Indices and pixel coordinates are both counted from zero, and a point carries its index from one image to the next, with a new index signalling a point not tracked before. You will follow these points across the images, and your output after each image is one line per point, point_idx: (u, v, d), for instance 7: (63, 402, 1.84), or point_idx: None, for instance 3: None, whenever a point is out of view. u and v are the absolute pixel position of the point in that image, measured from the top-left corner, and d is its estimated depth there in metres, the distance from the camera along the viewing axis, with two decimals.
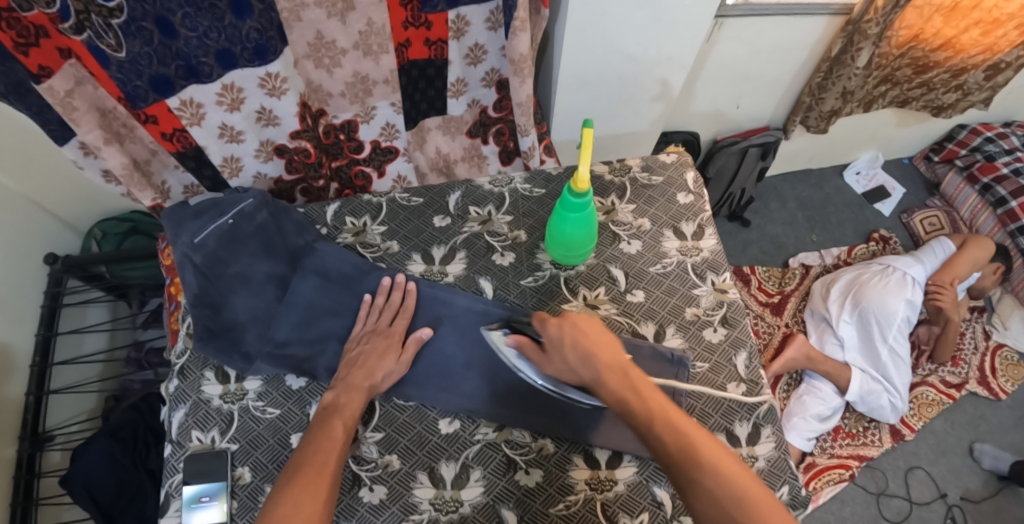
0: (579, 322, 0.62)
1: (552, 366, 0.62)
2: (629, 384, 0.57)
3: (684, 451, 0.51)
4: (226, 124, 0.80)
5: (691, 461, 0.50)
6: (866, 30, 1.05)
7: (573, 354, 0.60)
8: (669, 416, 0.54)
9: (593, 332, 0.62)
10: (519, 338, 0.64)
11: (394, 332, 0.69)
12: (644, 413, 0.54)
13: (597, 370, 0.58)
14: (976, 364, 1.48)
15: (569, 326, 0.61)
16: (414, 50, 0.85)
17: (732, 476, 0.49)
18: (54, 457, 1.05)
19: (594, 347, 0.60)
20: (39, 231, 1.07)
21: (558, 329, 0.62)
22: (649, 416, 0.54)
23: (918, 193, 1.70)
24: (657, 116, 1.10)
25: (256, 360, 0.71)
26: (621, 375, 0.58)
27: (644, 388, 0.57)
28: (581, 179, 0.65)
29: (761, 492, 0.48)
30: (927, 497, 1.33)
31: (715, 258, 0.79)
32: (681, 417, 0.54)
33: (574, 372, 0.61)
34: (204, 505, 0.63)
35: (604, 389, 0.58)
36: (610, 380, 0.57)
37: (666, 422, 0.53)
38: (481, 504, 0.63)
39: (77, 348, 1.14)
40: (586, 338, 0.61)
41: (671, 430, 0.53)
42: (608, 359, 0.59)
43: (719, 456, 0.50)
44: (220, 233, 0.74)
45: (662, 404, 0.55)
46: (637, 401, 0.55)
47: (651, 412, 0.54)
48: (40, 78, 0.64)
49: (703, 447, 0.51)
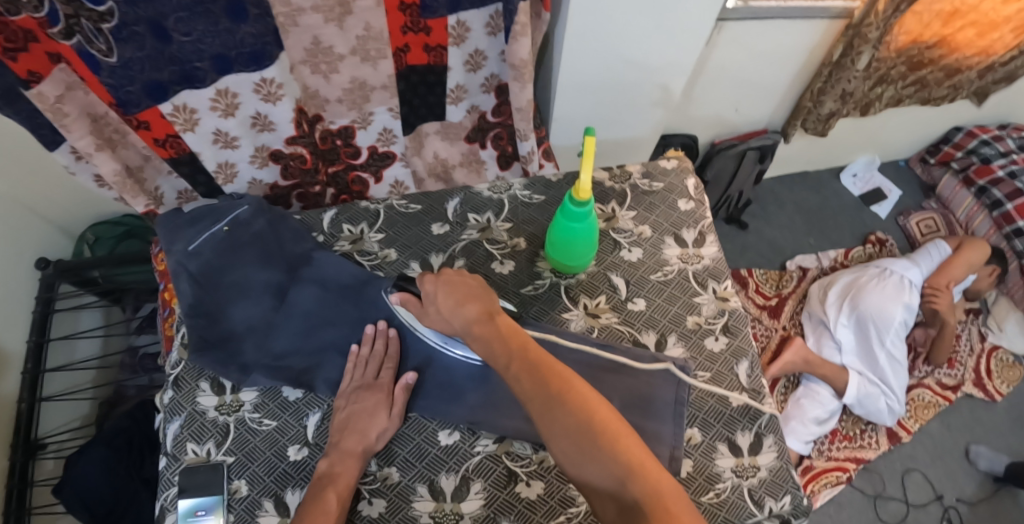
0: (448, 276, 0.62)
1: (431, 318, 0.63)
2: (495, 330, 0.57)
3: (536, 386, 0.51)
4: (221, 130, 0.79)
5: (544, 395, 0.50)
6: (867, 34, 1.05)
7: (445, 305, 0.59)
8: (527, 353, 0.54)
9: (465, 283, 0.61)
10: (402, 296, 0.66)
11: (378, 382, 0.67)
12: (508, 357, 0.54)
13: (468, 319, 0.58)
14: (972, 366, 1.48)
15: (442, 281, 0.61)
16: (413, 55, 0.84)
17: (585, 405, 0.49)
18: (48, 466, 1.03)
19: (463, 296, 0.59)
20: (30, 236, 1.05)
21: (433, 285, 0.61)
22: (509, 356, 0.54)
23: (914, 196, 1.71)
24: (656, 121, 1.09)
25: (252, 372, 0.70)
26: (488, 322, 0.57)
27: (508, 331, 0.57)
28: (583, 188, 0.64)
29: (611, 419, 0.49)
30: (923, 499, 1.33)
31: (716, 266, 0.79)
32: (540, 352, 0.55)
33: (447, 322, 0.60)
34: (200, 518, 0.62)
35: (472, 336, 0.58)
36: (477, 330, 0.57)
37: (525, 361, 0.54)
38: (481, 516, 0.62)
39: (70, 354, 1.12)
40: (460, 288, 0.60)
41: (529, 369, 0.53)
42: (478, 307, 0.58)
43: (574, 386, 0.51)
44: (215, 242, 0.74)
45: (526, 344, 0.56)
46: (501, 345, 0.55)
47: (512, 353, 0.54)
48: (30, 83, 0.62)
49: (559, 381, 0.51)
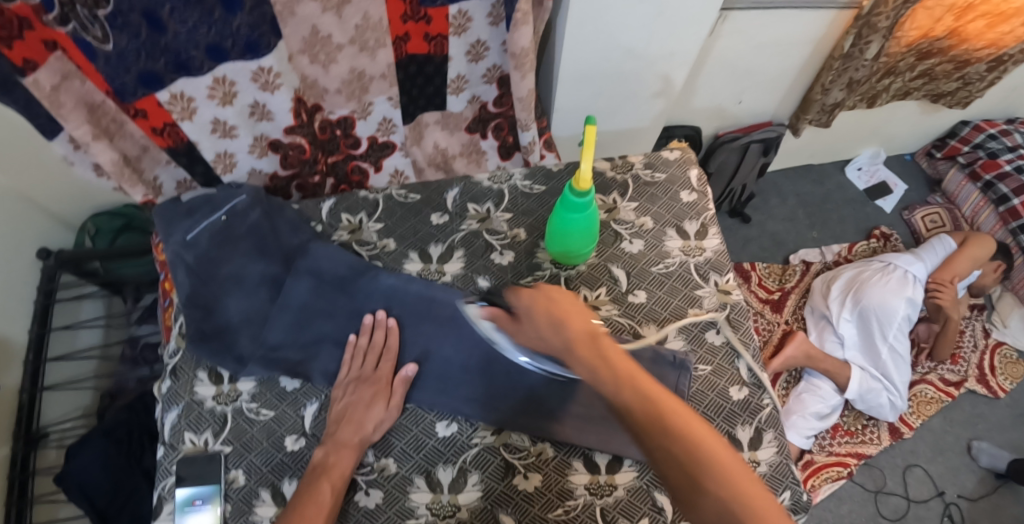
0: (546, 292, 0.56)
1: (526, 336, 0.57)
2: (598, 351, 0.50)
3: (653, 425, 0.45)
4: (219, 119, 0.78)
5: (662, 436, 0.44)
6: (877, 24, 1.03)
7: (544, 324, 0.54)
8: (637, 382, 0.47)
9: (566, 302, 0.55)
10: (493, 311, 0.61)
11: (379, 375, 0.67)
12: (613, 385, 0.48)
13: (569, 340, 0.52)
14: (976, 362, 1.47)
15: (540, 296, 0.55)
16: (413, 45, 0.83)
17: (711, 453, 0.43)
18: (50, 456, 1.03)
19: (564, 314, 0.54)
20: (30, 226, 1.05)
21: (530, 298, 0.56)
22: (616, 383, 0.48)
23: (920, 190, 1.69)
24: (658, 112, 1.08)
25: (249, 363, 0.69)
26: (592, 343, 0.51)
27: (614, 354, 0.50)
28: (584, 178, 0.64)
29: (740, 472, 0.43)
30: (924, 495, 1.33)
31: (718, 258, 0.78)
32: (651, 383, 0.48)
33: (545, 341, 0.55)
34: (198, 508, 0.62)
35: (573, 356, 0.51)
36: (579, 349, 0.51)
37: (637, 392, 0.47)
38: (478, 508, 0.61)
39: (71, 344, 1.12)
40: (560, 303, 0.55)
41: (642, 401, 0.46)
42: (580, 326, 0.53)
43: (697, 429, 0.45)
44: (213, 231, 0.73)
45: (635, 371, 0.48)
46: (606, 370, 0.49)
47: (619, 381, 0.48)
48: (25, 72, 0.61)
49: (679, 421, 0.45)
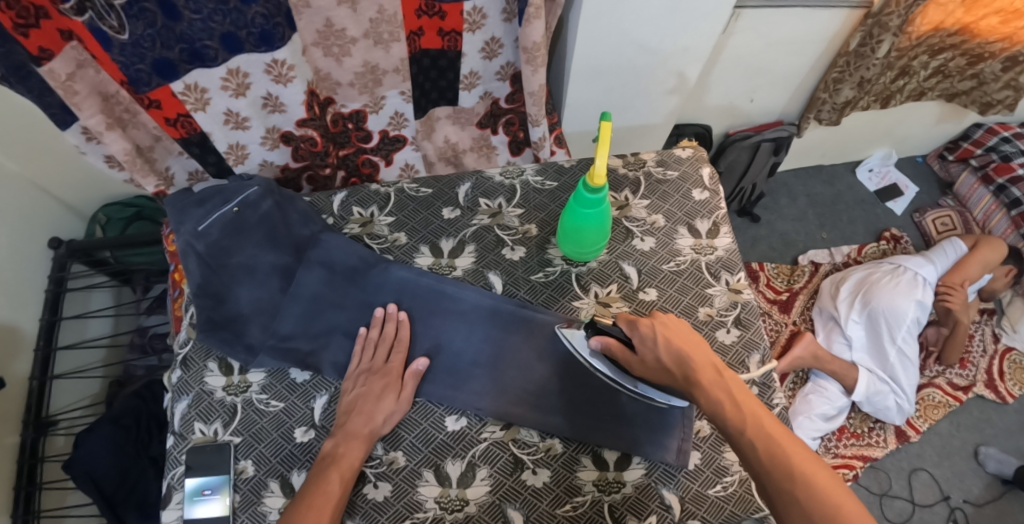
0: (665, 322, 0.60)
1: (644, 367, 0.58)
2: (723, 386, 0.55)
3: (777, 464, 0.49)
4: (232, 110, 0.78)
5: (787, 479, 0.48)
6: (887, 23, 1.03)
7: (668, 352, 0.57)
8: (760, 421, 0.52)
9: (687, 335, 0.59)
10: (608, 341, 0.60)
11: (390, 369, 0.66)
12: (738, 419, 0.52)
13: (691, 372, 0.56)
14: (984, 367, 1.46)
15: (663, 327, 0.58)
16: (426, 39, 0.83)
17: (833, 500, 0.47)
18: (58, 442, 1.04)
19: (688, 347, 0.57)
20: (42, 215, 1.05)
21: (651, 330, 0.58)
22: (741, 419, 0.52)
23: (931, 193, 1.68)
24: (671, 110, 1.08)
25: (260, 353, 0.70)
26: (716, 377, 0.55)
27: (738, 391, 0.54)
28: (598, 174, 0.63)
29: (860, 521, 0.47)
30: (929, 499, 1.32)
31: (729, 257, 0.77)
32: (774, 424, 0.53)
33: (665, 372, 0.57)
34: (206, 498, 0.62)
35: (699, 389, 0.55)
36: (704, 380, 0.55)
37: (761, 431, 0.52)
38: (486, 503, 0.61)
39: (81, 333, 1.12)
40: (682, 337, 0.59)
41: (767, 442, 0.51)
42: (703, 360, 0.57)
43: (816, 472, 0.49)
44: (224, 222, 0.72)
45: (758, 411, 0.53)
46: (731, 407, 0.53)
47: (743, 417, 0.52)
48: (41, 60, 0.62)
49: (801, 463, 0.49)
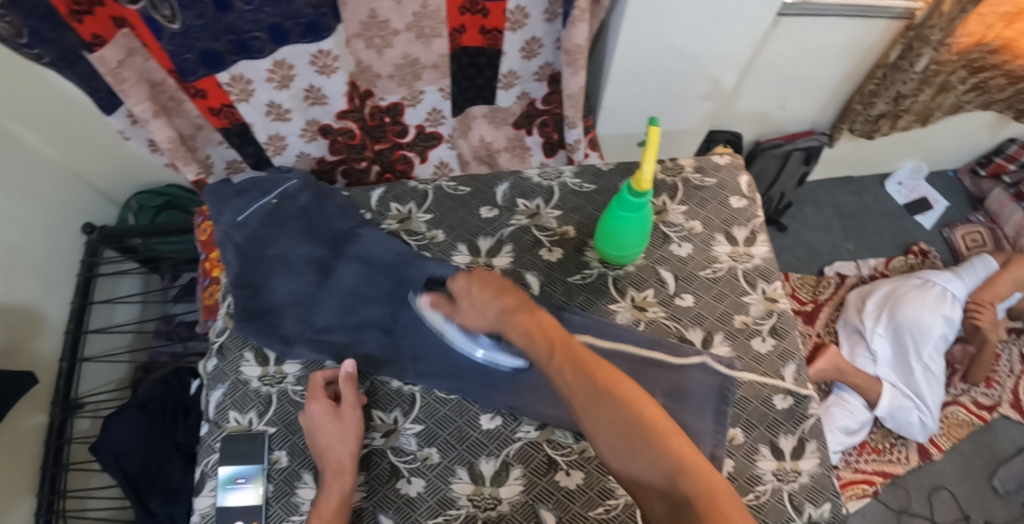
0: (482, 273, 0.62)
1: (461, 317, 0.62)
2: (533, 321, 0.57)
3: (578, 377, 0.51)
4: (275, 102, 0.79)
5: (590, 390, 0.50)
6: (928, 36, 1.02)
7: (479, 298, 0.60)
8: (569, 346, 0.54)
9: (498, 279, 0.62)
10: (431, 296, 0.65)
11: (314, 389, 0.66)
12: (546, 346, 0.54)
13: (504, 311, 0.58)
14: (1010, 387, 1.44)
15: (475, 276, 0.61)
16: (468, 36, 0.83)
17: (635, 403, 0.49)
18: (84, 425, 1.05)
19: (501, 291, 0.60)
20: (76, 201, 1.07)
21: (465, 280, 0.61)
22: (550, 346, 0.54)
23: (961, 208, 1.65)
24: (704, 115, 1.07)
25: (296, 345, 0.70)
26: (527, 312, 0.58)
27: (547, 324, 0.57)
28: (643, 179, 0.62)
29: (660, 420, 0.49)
30: (950, 519, 1.30)
31: (766, 266, 0.77)
32: (583, 349, 0.55)
33: (480, 317, 0.60)
34: (239, 486, 0.63)
35: (510, 326, 0.57)
36: (516, 318, 0.57)
37: (570, 354, 0.53)
38: (520, 503, 0.62)
39: (109, 317, 1.14)
40: (493, 281, 0.61)
41: (573, 361, 0.53)
42: (513, 301, 0.59)
43: (615, 378, 0.51)
44: (263, 213, 0.75)
45: (565, 336, 0.56)
46: (539, 337, 0.55)
47: (552, 346, 0.54)
48: (93, 47, 0.64)
49: (603, 375, 0.51)
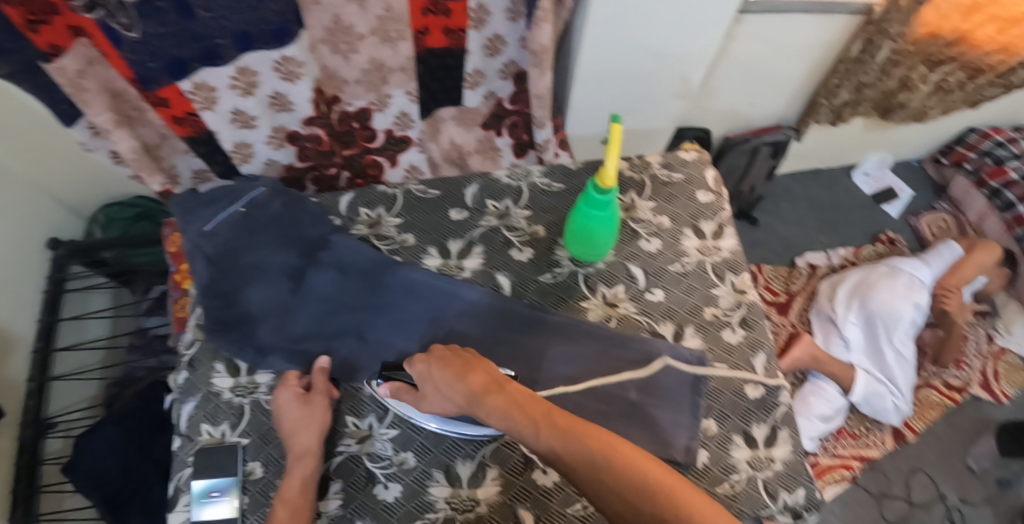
0: (441, 354, 0.59)
1: (427, 403, 0.59)
2: (508, 398, 0.54)
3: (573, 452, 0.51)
4: (240, 109, 0.78)
5: (583, 461, 0.51)
6: (888, 29, 1.05)
7: (446, 383, 0.56)
8: (554, 419, 0.53)
9: (458, 356, 0.59)
10: (393, 385, 0.62)
11: (285, 378, 0.67)
12: (529, 423, 0.52)
13: (474, 393, 0.55)
14: (979, 368, 1.48)
15: (437, 359, 0.58)
16: (433, 38, 0.83)
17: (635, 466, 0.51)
18: (55, 445, 1.03)
19: (466, 370, 0.56)
20: (42, 215, 1.05)
21: (427, 365, 0.59)
22: (535, 425, 0.52)
23: (926, 196, 1.70)
24: (675, 113, 1.09)
25: (270, 354, 0.69)
26: (498, 391, 0.55)
27: (524, 398, 0.55)
28: (608, 176, 0.63)
29: (651, 466, 0.51)
30: (926, 499, 1.33)
31: (734, 258, 0.78)
32: (562, 414, 0.54)
33: (449, 401, 0.57)
34: (214, 500, 0.62)
35: (483, 408, 0.54)
36: (491, 402, 0.54)
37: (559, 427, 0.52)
38: (497, 503, 0.62)
39: (79, 334, 1.13)
40: (454, 361, 0.58)
41: (562, 436, 0.52)
42: (480, 379, 0.56)
43: (604, 440, 0.52)
44: (232, 222, 0.74)
45: (542, 405, 0.55)
46: (522, 417, 0.53)
47: (537, 423, 0.52)
48: (50, 57, 0.62)
49: (597, 442, 0.52)
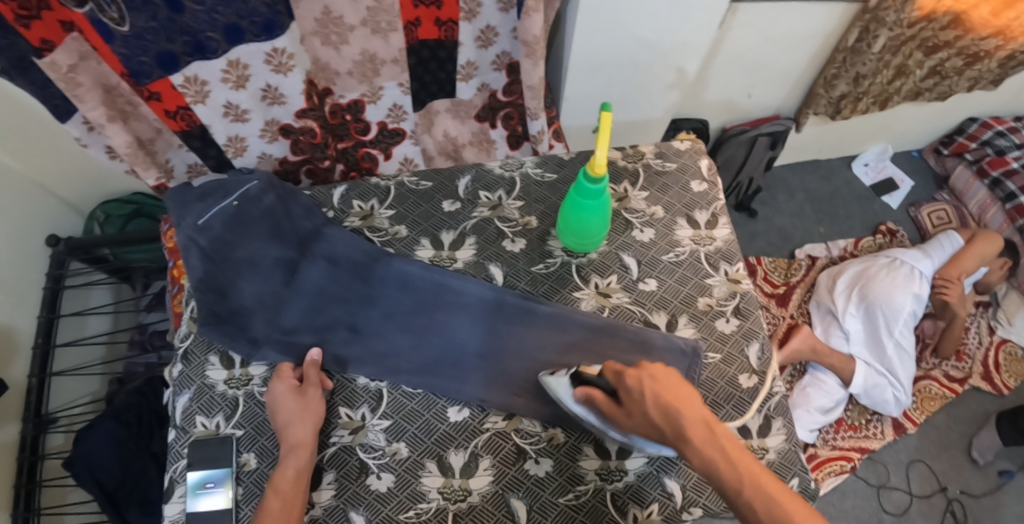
0: (652, 374, 0.55)
1: (628, 418, 0.55)
2: (716, 442, 0.50)
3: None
4: (232, 102, 0.77)
5: None
6: (884, 18, 1.04)
7: (655, 407, 0.52)
8: (761, 482, 0.47)
9: (672, 383, 0.55)
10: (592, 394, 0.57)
11: (280, 372, 0.67)
12: (735, 477, 0.47)
13: (682, 427, 0.51)
14: (980, 359, 1.47)
15: (649, 379, 0.55)
16: (424, 29, 0.83)
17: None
18: (57, 440, 1.03)
19: (678, 402, 0.53)
20: (41, 212, 1.05)
21: (637, 382, 0.55)
22: (740, 479, 0.47)
23: (927, 187, 1.69)
24: (670, 104, 1.08)
25: (263, 346, 0.70)
26: (711, 436, 0.50)
27: (734, 449, 0.49)
28: (598, 164, 0.63)
29: None
30: (927, 491, 1.33)
31: (728, 248, 0.78)
32: (777, 487, 0.47)
33: (649, 425, 0.53)
34: (209, 491, 0.62)
35: (688, 445, 0.50)
36: (696, 439, 0.49)
37: (765, 491, 0.46)
38: (489, 493, 0.62)
39: (81, 330, 1.13)
40: (668, 388, 0.54)
41: (771, 504, 0.45)
42: (693, 413, 0.52)
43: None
44: (226, 216, 0.71)
45: (754, 469, 0.48)
46: (728, 466, 0.48)
47: (741, 477, 0.47)
48: (43, 52, 0.62)
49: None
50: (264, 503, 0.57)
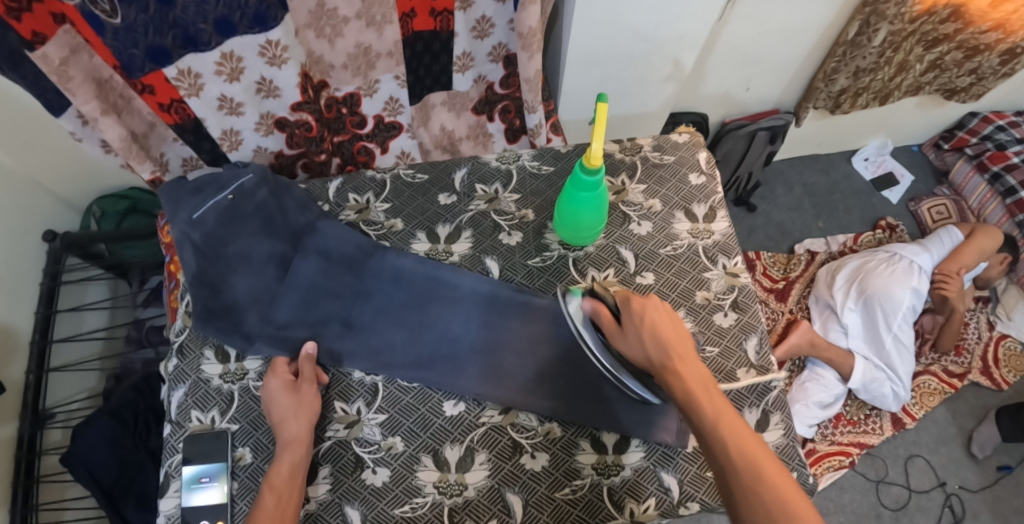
0: (655, 307, 0.61)
1: (626, 336, 0.60)
2: (694, 375, 0.56)
3: (737, 449, 0.49)
4: (226, 95, 0.76)
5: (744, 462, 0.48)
6: (884, 11, 1.02)
7: (649, 331, 0.59)
8: (728, 413, 0.52)
9: (671, 322, 0.61)
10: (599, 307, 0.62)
11: (274, 367, 0.66)
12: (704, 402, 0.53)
13: (667, 354, 0.57)
14: (980, 354, 1.47)
15: (652, 310, 0.61)
16: (419, 21, 0.82)
17: (802, 517, 0.44)
18: (54, 436, 1.03)
19: (671, 337, 0.59)
20: (37, 208, 1.05)
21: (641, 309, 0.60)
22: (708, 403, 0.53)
23: (927, 182, 1.68)
24: (667, 97, 1.08)
25: (256, 341, 0.69)
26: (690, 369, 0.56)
27: (709, 384, 0.55)
28: (594, 156, 0.62)
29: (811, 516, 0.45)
30: (926, 485, 1.33)
31: (726, 241, 0.77)
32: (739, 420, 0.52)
33: (642, 348, 0.59)
34: (204, 486, 0.62)
35: (670, 370, 0.56)
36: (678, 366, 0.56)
37: (729, 422, 0.52)
38: (485, 488, 0.62)
39: (77, 326, 1.12)
40: (667, 324, 0.60)
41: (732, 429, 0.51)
42: (680, 349, 0.58)
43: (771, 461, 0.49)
44: (219, 211, 0.71)
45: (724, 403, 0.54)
46: (701, 393, 0.54)
47: (711, 403, 0.53)
48: (34, 45, 0.61)
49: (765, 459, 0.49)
50: (259, 498, 0.57)
